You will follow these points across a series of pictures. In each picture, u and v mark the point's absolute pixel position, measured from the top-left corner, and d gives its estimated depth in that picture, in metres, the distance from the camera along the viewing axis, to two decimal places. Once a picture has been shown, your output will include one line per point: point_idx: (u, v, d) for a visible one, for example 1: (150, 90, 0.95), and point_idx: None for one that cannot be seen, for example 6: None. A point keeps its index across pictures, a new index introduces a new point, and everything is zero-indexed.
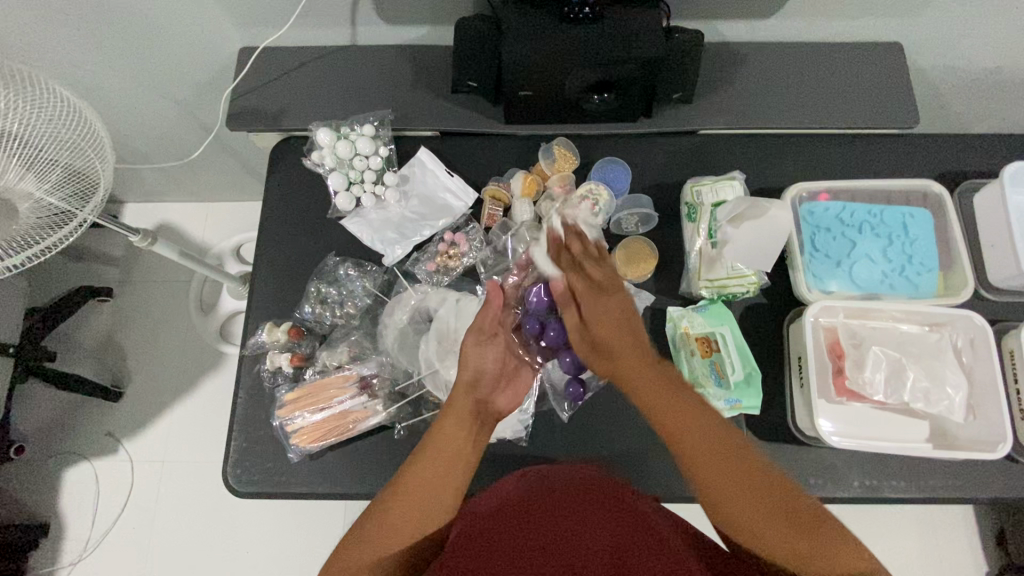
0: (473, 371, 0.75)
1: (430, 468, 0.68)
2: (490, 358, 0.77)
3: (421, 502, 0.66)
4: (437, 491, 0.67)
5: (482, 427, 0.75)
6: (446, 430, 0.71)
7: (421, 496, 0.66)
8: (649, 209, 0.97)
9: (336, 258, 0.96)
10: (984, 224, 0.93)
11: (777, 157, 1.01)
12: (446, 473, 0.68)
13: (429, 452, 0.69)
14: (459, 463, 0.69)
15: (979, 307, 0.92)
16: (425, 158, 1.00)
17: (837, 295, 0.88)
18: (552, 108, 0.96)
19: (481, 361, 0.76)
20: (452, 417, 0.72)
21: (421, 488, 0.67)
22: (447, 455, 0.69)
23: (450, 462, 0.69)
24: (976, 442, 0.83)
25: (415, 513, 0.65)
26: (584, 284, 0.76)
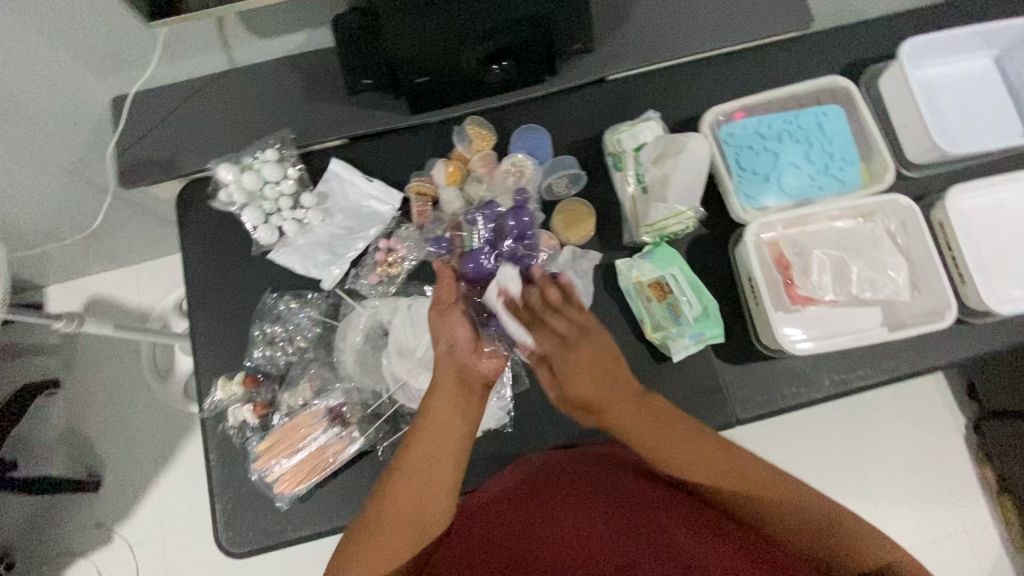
0: (446, 342, 0.73)
1: (427, 446, 0.70)
2: (461, 325, 0.75)
3: (419, 486, 0.68)
4: (435, 472, 0.69)
5: (471, 398, 0.73)
6: (434, 408, 0.71)
7: (418, 478, 0.68)
8: (576, 168, 0.94)
9: (274, 294, 0.91)
10: (892, 108, 0.95)
11: (690, 85, 1.00)
12: (441, 450, 0.70)
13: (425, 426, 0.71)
14: (451, 442, 0.70)
15: (904, 187, 0.95)
16: (339, 169, 0.96)
17: (772, 209, 0.89)
18: (455, 88, 0.94)
19: (455, 333, 0.74)
20: (441, 397, 0.72)
21: (420, 463, 0.69)
22: (435, 431, 0.70)
23: (444, 437, 0.70)
24: (926, 316, 0.86)
25: (418, 497, 0.67)
26: (549, 343, 0.71)
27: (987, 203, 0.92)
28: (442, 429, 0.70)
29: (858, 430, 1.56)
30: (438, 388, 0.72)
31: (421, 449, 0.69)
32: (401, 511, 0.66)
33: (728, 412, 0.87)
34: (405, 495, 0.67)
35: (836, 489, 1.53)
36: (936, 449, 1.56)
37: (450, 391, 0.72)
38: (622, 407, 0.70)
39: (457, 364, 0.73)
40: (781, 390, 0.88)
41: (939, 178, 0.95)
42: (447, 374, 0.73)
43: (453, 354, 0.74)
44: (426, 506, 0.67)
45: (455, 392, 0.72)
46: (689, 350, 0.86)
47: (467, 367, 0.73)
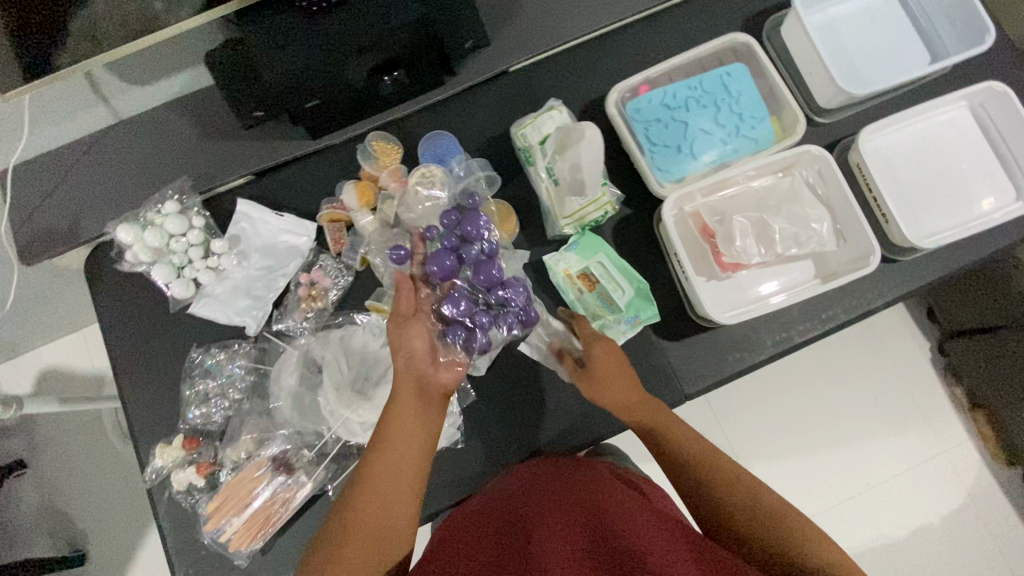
0: (404, 353, 0.72)
1: (392, 456, 0.66)
2: (418, 336, 0.73)
3: (386, 498, 0.64)
4: (402, 482, 0.66)
5: (431, 406, 0.71)
6: (398, 417, 0.69)
7: (383, 490, 0.65)
8: (489, 169, 0.92)
9: (200, 348, 0.88)
10: (797, 55, 0.93)
11: (594, 63, 0.97)
12: (407, 460, 0.67)
13: (389, 435, 0.68)
14: (414, 451, 0.68)
15: (820, 134, 0.93)
16: (248, 209, 0.92)
17: (689, 179, 0.87)
18: (350, 107, 0.90)
19: (415, 341, 0.73)
20: (399, 408, 0.70)
21: (384, 475, 0.65)
22: (400, 440, 0.67)
23: (407, 447, 0.68)
24: (856, 262, 0.85)
25: (384, 508, 0.64)
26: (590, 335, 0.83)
27: (901, 138, 0.92)
28: (406, 438, 0.68)
29: (829, 370, 1.59)
30: (398, 398, 0.70)
31: (385, 460, 0.66)
32: (369, 524, 0.63)
33: (677, 390, 0.87)
34: (370, 509, 0.63)
35: (815, 432, 1.56)
36: (908, 377, 1.59)
37: (406, 401, 0.70)
38: (640, 409, 0.77)
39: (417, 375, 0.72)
40: (725, 358, 0.87)
41: (854, 119, 0.93)
42: (406, 384, 0.71)
43: (411, 362, 0.72)
44: (392, 517, 0.64)
45: (416, 402, 0.70)
46: (626, 335, 0.87)
47: (423, 377, 0.72)
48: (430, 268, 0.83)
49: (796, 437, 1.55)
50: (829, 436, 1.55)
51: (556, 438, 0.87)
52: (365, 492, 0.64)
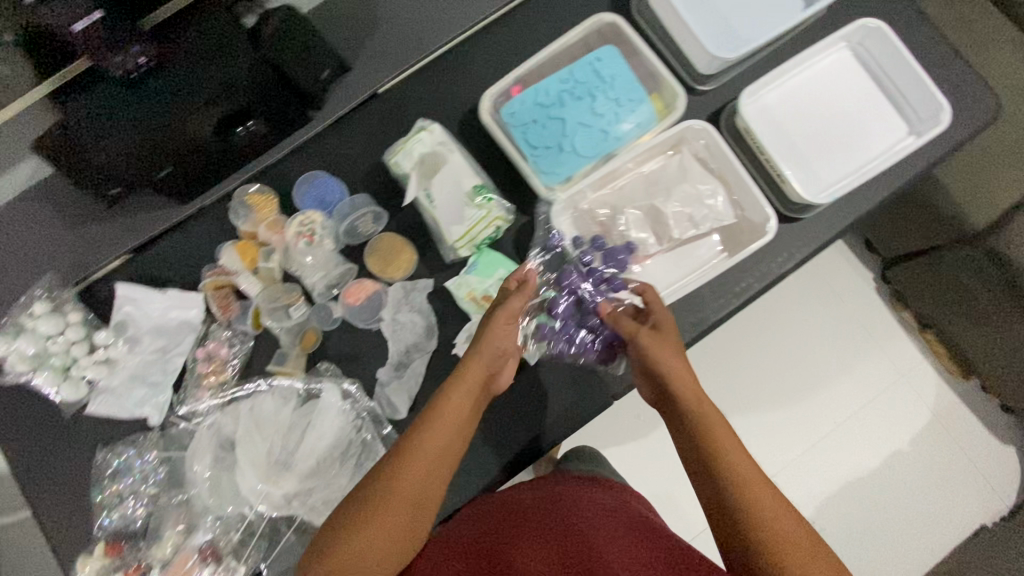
0: (495, 339, 0.74)
1: (439, 437, 0.67)
2: (504, 334, 0.75)
3: (427, 473, 0.65)
4: (434, 462, 0.66)
5: (482, 402, 0.74)
6: (455, 398, 0.70)
7: (426, 467, 0.65)
8: (372, 205, 0.87)
9: (105, 449, 0.83)
10: (668, 24, 0.89)
11: (464, 70, 0.92)
12: (450, 444, 0.68)
13: (446, 410, 0.69)
14: (458, 440, 0.69)
15: (705, 100, 0.89)
16: (126, 292, 0.86)
17: (576, 177, 0.85)
18: (208, 166, 0.83)
19: (506, 329, 0.75)
20: (462, 390, 0.70)
21: (432, 456, 0.66)
22: (452, 423, 0.68)
23: (455, 433, 0.69)
24: (755, 227, 0.85)
25: (419, 488, 0.64)
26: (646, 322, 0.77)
27: (787, 93, 0.89)
28: (456, 422, 0.69)
29: (782, 319, 1.59)
30: (465, 377, 0.71)
31: (437, 437, 0.67)
32: (404, 492, 0.63)
33: (605, 395, 0.83)
34: (410, 483, 0.64)
35: (779, 382, 1.56)
36: (859, 312, 1.59)
37: (471, 382, 0.71)
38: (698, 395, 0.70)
39: (489, 363, 0.73)
40: None
41: (739, 79, 0.89)
42: (480, 367, 0.72)
43: (486, 354, 0.73)
44: (423, 497, 0.64)
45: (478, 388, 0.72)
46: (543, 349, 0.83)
47: (491, 374, 0.74)
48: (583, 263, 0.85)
49: (758, 393, 1.55)
50: (787, 387, 1.56)
51: (487, 469, 0.81)
52: (407, 462, 0.65)
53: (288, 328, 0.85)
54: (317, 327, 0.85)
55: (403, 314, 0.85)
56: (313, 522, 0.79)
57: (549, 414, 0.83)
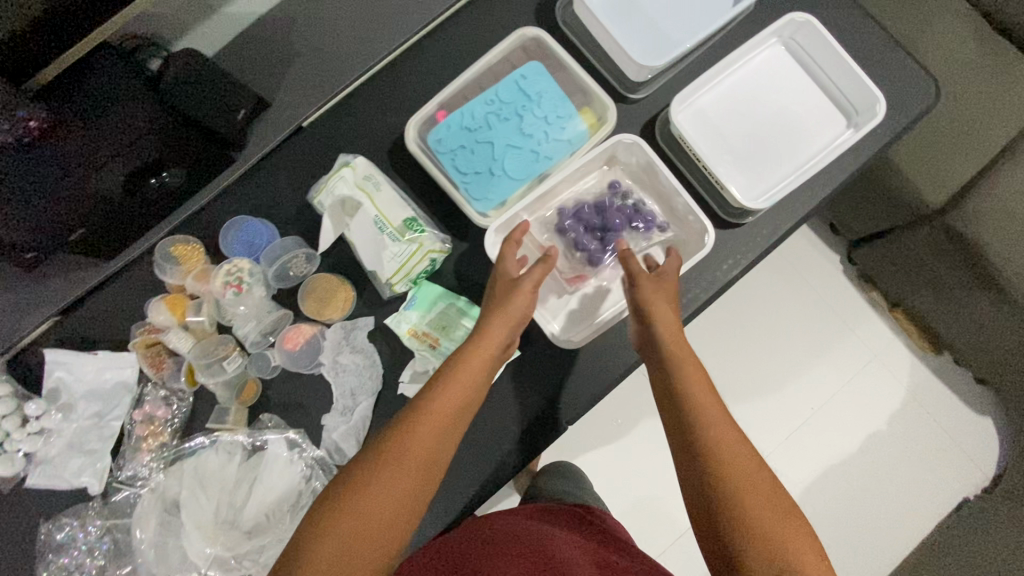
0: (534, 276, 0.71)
1: (458, 389, 0.63)
2: (542, 271, 0.72)
3: (436, 436, 0.59)
4: (446, 428, 0.61)
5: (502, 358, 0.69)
6: (477, 351, 0.66)
7: (442, 418, 0.60)
8: (303, 247, 0.84)
9: (46, 523, 0.80)
10: (595, 34, 0.86)
11: (390, 96, 0.89)
12: (463, 407, 0.63)
13: (456, 379, 0.64)
14: (477, 394, 0.65)
15: (639, 110, 0.86)
16: (54, 359, 0.82)
17: (510, 201, 0.83)
18: (127, 221, 0.80)
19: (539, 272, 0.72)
20: (486, 345, 0.67)
21: (449, 407, 0.62)
22: (467, 387, 0.63)
23: (476, 387, 0.64)
24: (694, 237, 0.84)
25: (435, 442, 0.59)
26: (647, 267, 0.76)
27: (721, 95, 0.87)
28: (469, 389, 0.64)
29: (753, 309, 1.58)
30: (490, 328, 0.68)
31: (446, 401, 0.62)
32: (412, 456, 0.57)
33: (558, 421, 0.82)
34: (425, 435, 0.59)
35: None
36: None
37: (498, 333, 0.68)
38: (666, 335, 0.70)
39: (510, 330, 0.69)
40: (595, 372, 0.82)
41: (672, 84, 0.87)
42: (495, 337, 0.67)
43: (524, 291, 0.70)
44: (437, 453, 0.59)
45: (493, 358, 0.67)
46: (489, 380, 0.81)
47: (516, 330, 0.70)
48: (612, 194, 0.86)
49: (734, 375, 1.42)
50: (758, 366, 1.42)
51: (443, 506, 0.80)
52: (416, 422, 0.59)
53: (225, 381, 0.82)
54: (255, 377, 0.82)
55: (344, 357, 0.82)
56: None
57: (502, 445, 0.81)
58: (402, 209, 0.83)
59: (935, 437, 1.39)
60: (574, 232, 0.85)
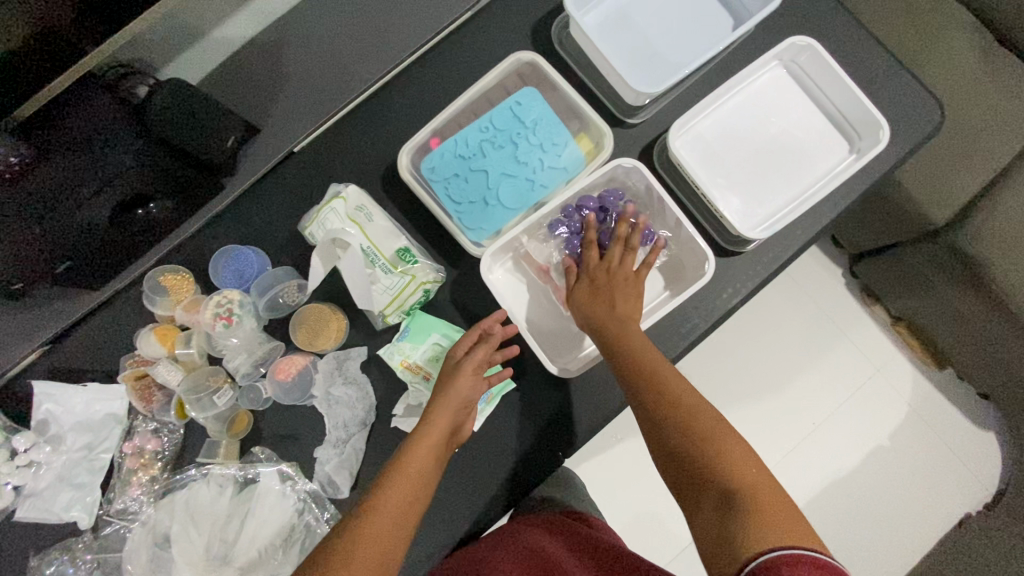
0: (476, 362, 0.72)
1: (407, 485, 0.64)
2: (484, 355, 0.73)
3: (391, 534, 0.61)
4: (398, 524, 0.62)
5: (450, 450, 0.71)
6: (422, 444, 0.67)
7: (391, 516, 0.62)
8: (296, 276, 0.84)
9: (36, 558, 0.79)
10: (590, 57, 0.84)
11: (383, 120, 0.87)
12: (411, 500, 0.64)
13: (402, 474, 0.65)
14: (425, 484, 0.66)
15: (637, 135, 0.84)
16: (42, 391, 0.81)
17: (504, 230, 0.81)
18: (114, 251, 0.78)
19: (479, 358, 0.73)
20: (430, 439, 0.68)
21: (399, 503, 0.63)
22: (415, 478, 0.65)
23: (425, 477, 0.66)
24: (695, 265, 0.81)
25: (386, 540, 0.60)
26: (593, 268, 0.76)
27: (720, 119, 0.85)
28: (418, 478, 0.65)
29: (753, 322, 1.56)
30: (433, 421, 0.69)
31: (397, 491, 0.63)
32: (365, 557, 0.58)
33: (554, 453, 0.80)
34: (373, 536, 0.60)
35: None
36: None
37: (443, 427, 0.69)
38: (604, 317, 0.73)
39: (454, 414, 0.70)
40: (593, 403, 0.80)
41: (671, 109, 0.85)
42: (443, 421, 0.69)
43: (466, 378, 0.72)
44: (390, 549, 0.60)
45: (443, 442, 0.69)
46: (485, 412, 0.80)
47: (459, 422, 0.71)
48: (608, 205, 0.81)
49: (737, 388, 1.39)
50: (758, 378, 1.39)
51: (437, 540, 0.79)
52: (365, 524, 0.60)
53: (215, 415, 0.80)
54: (247, 408, 0.81)
55: (337, 388, 0.81)
56: None
57: (497, 478, 0.80)
58: (396, 243, 0.81)
59: (937, 452, 1.37)
60: (562, 234, 0.81)
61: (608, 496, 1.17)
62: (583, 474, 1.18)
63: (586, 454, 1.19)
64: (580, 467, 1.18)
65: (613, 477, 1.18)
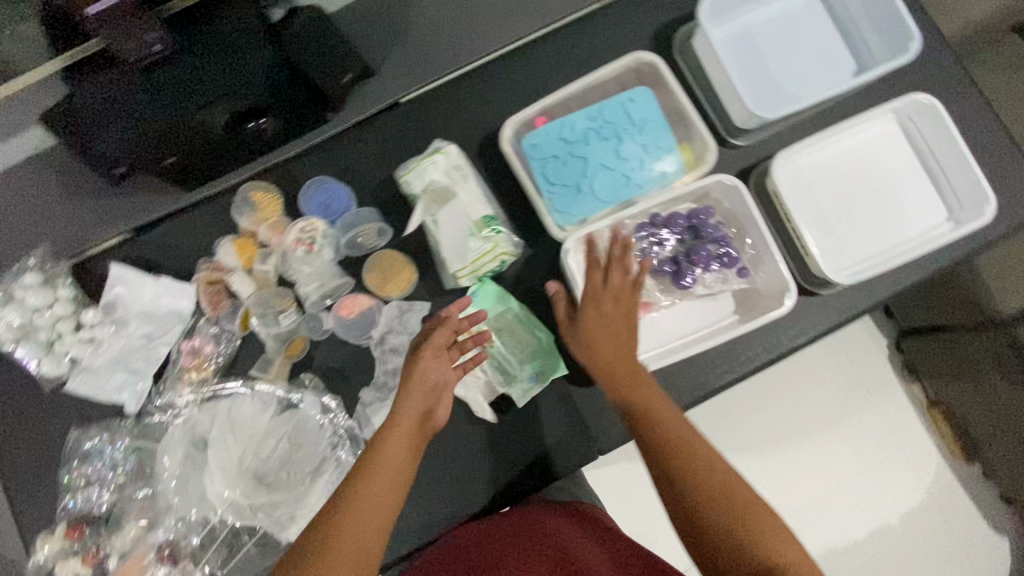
0: (434, 349, 0.70)
1: (379, 479, 0.63)
2: (444, 339, 0.71)
3: (370, 528, 0.60)
4: (378, 517, 0.61)
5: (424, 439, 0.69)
6: (391, 437, 0.66)
7: (367, 513, 0.61)
8: (378, 220, 0.85)
9: (78, 432, 0.82)
10: (709, 70, 0.84)
11: (492, 88, 0.88)
12: (390, 494, 0.63)
13: (375, 468, 0.64)
14: (401, 477, 0.64)
15: (736, 157, 0.85)
16: (119, 273, 0.83)
17: (590, 220, 0.81)
18: (218, 155, 0.82)
19: (438, 344, 0.71)
20: (396, 432, 0.66)
21: (373, 497, 0.62)
22: (393, 471, 0.64)
23: (398, 469, 0.64)
24: (771, 296, 0.80)
25: (364, 535, 0.59)
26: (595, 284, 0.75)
27: (824, 158, 0.85)
28: (395, 471, 0.64)
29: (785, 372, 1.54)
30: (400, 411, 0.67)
31: (372, 487, 0.62)
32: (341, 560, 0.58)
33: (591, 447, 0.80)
34: (349, 532, 0.59)
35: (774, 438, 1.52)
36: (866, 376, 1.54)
37: (407, 417, 0.67)
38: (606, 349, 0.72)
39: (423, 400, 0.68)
40: None
41: (778, 138, 0.85)
42: (410, 412, 0.68)
43: (427, 366, 0.70)
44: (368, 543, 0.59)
45: (413, 430, 0.67)
46: (534, 391, 0.80)
47: (426, 409, 0.69)
48: (700, 223, 0.82)
49: (762, 434, 1.37)
50: (784, 429, 1.35)
51: (460, 506, 0.79)
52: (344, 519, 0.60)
53: (276, 333, 0.83)
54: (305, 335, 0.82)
55: (394, 335, 0.82)
56: (276, 534, 0.78)
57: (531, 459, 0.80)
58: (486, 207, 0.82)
59: (950, 545, 1.33)
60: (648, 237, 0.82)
61: (615, 508, 1.16)
62: (595, 482, 1.18)
63: (602, 462, 1.18)
64: (594, 474, 1.18)
65: (623, 492, 1.17)
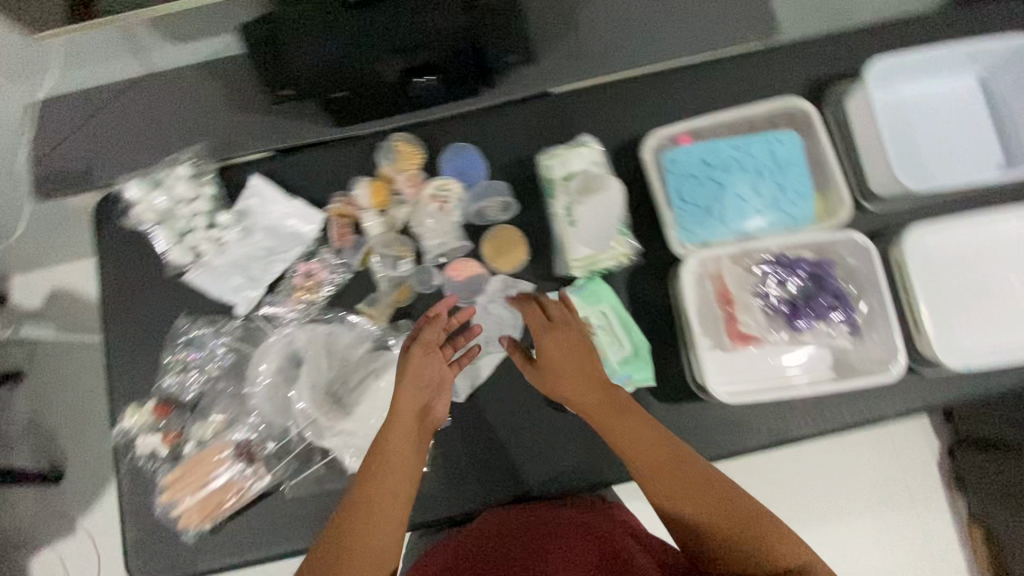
0: (424, 349, 0.68)
1: (392, 477, 0.61)
2: (434, 339, 0.70)
3: (388, 523, 0.59)
4: (395, 511, 0.60)
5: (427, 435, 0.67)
6: (395, 436, 0.64)
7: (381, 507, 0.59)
8: (507, 195, 0.88)
9: (187, 320, 0.87)
10: (858, 131, 0.86)
11: (642, 98, 0.90)
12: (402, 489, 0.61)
13: (384, 465, 0.62)
14: (411, 474, 0.63)
15: (860, 221, 0.88)
16: (259, 186, 0.88)
17: (713, 244, 0.83)
18: (378, 101, 0.87)
19: (430, 345, 0.69)
20: (400, 430, 0.64)
21: (384, 494, 0.60)
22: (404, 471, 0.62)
23: (405, 464, 0.63)
24: (875, 362, 0.80)
25: (380, 533, 0.58)
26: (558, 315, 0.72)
27: (956, 239, 0.84)
28: (407, 467, 0.63)
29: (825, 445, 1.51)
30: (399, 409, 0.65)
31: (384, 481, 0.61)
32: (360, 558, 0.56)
33: None
34: (360, 529, 0.58)
35: None
36: None
37: (411, 412, 0.65)
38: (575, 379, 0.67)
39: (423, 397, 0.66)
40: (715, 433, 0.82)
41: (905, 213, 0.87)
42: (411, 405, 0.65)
43: (426, 360, 0.68)
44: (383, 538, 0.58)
45: (414, 425, 0.65)
46: None
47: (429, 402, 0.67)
48: (822, 276, 0.81)
49: None
50: None
51: (521, 480, 0.82)
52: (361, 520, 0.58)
53: (390, 276, 0.87)
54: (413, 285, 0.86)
55: (497, 306, 0.86)
56: (345, 461, 0.81)
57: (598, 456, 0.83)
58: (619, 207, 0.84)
59: None
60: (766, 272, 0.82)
61: None
62: None
63: None
64: None
65: None
